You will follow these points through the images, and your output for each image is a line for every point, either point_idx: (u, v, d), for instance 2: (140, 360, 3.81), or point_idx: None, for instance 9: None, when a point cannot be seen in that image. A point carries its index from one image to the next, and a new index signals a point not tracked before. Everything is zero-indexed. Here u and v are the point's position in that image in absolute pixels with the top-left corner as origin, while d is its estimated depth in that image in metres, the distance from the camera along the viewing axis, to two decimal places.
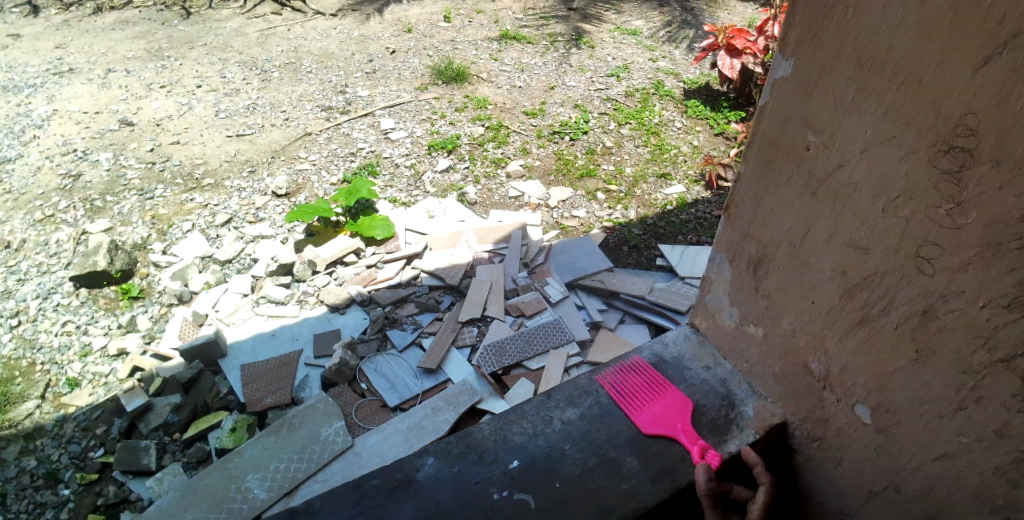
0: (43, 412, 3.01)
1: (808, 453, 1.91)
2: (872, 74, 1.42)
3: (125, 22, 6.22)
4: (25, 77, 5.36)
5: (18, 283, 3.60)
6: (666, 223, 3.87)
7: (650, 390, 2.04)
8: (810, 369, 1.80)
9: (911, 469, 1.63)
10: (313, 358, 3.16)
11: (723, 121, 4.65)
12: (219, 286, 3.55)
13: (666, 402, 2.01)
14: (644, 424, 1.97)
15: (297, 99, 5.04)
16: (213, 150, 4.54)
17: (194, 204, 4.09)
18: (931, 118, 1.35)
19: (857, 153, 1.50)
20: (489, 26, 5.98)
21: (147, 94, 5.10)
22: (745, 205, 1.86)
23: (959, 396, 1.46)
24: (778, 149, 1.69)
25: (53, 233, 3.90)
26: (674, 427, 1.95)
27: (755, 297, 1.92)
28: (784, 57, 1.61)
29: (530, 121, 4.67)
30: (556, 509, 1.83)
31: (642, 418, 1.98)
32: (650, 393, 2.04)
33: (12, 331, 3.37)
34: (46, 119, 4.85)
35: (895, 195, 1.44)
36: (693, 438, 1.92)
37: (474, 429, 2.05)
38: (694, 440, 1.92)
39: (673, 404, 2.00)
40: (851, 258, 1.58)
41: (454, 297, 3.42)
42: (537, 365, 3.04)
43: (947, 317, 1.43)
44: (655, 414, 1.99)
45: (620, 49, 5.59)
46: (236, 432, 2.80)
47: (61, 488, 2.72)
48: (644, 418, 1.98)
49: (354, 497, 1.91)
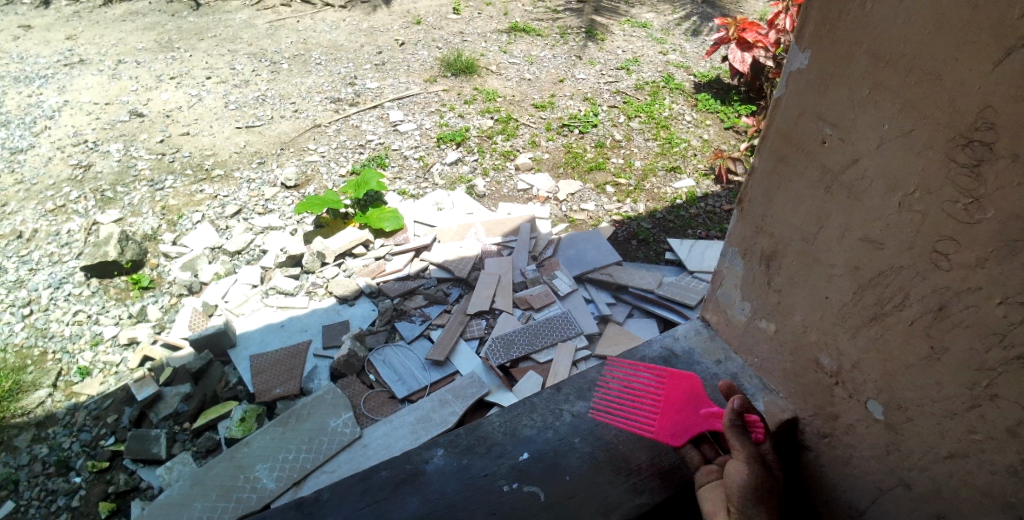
0: (54, 401, 3.04)
1: (817, 450, 1.89)
2: (887, 68, 1.41)
3: (135, 13, 6.23)
4: (36, 68, 5.39)
5: (30, 273, 3.63)
6: (675, 217, 3.85)
7: (650, 395, 1.99)
8: (821, 364, 1.79)
9: (922, 467, 1.62)
10: (322, 350, 3.17)
11: (734, 115, 4.62)
12: (228, 277, 3.56)
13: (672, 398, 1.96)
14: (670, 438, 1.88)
15: (306, 91, 5.04)
16: (222, 141, 4.54)
17: (204, 195, 4.11)
18: (947, 114, 1.33)
19: (872, 148, 1.48)
20: (499, 18, 5.95)
21: (158, 85, 5.12)
22: (758, 200, 1.84)
23: (973, 394, 1.45)
24: (792, 143, 1.68)
25: (64, 224, 3.92)
26: (696, 422, 1.88)
27: (766, 292, 1.90)
28: (800, 50, 1.59)
29: (539, 114, 4.65)
30: (562, 503, 1.83)
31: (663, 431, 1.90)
32: (652, 396, 1.98)
33: (24, 320, 3.39)
34: (57, 110, 4.87)
35: (911, 190, 1.43)
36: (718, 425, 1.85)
37: (482, 422, 2.05)
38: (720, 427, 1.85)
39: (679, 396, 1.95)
40: (864, 254, 1.57)
41: (463, 290, 3.43)
42: (545, 358, 3.04)
43: (961, 314, 1.41)
44: (673, 419, 1.91)
45: (631, 42, 5.56)
46: (245, 422, 2.81)
47: (72, 475, 2.75)
48: (666, 428, 1.90)
49: (361, 489, 1.93)
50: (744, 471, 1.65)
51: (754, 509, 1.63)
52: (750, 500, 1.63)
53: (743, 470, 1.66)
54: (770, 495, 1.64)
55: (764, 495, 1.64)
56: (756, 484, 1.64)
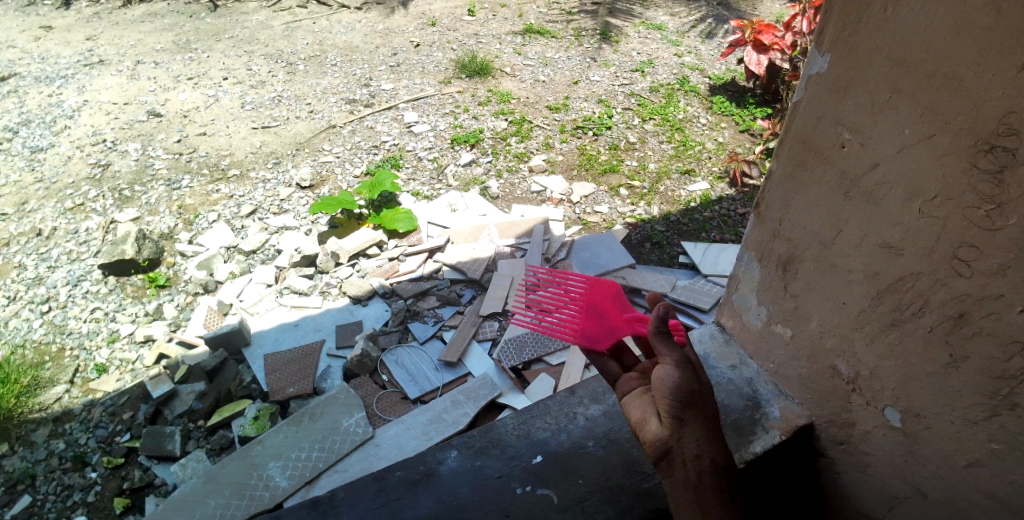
0: (72, 397, 3.07)
1: (832, 457, 1.86)
2: (909, 72, 1.39)
3: (153, 14, 6.30)
4: (57, 68, 5.46)
5: (49, 270, 3.68)
6: (690, 220, 3.83)
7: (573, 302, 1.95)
8: (838, 371, 1.76)
9: (940, 475, 1.60)
10: (335, 350, 3.18)
11: (749, 118, 4.60)
12: (243, 276, 3.59)
13: (592, 301, 1.90)
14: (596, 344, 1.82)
15: (321, 92, 5.07)
16: (238, 142, 4.58)
17: (220, 194, 4.14)
18: (969, 118, 1.31)
19: (893, 153, 1.47)
20: (513, 21, 5.96)
21: (175, 85, 5.17)
22: (775, 204, 1.82)
23: (993, 403, 1.43)
24: (810, 147, 1.66)
25: (83, 222, 3.97)
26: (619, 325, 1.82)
27: (783, 297, 1.87)
28: (819, 54, 1.57)
29: (553, 116, 4.65)
30: (576, 506, 1.83)
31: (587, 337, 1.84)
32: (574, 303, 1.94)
33: (43, 317, 3.44)
34: (76, 110, 4.93)
35: (931, 196, 1.41)
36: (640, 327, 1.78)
37: (496, 423, 2.05)
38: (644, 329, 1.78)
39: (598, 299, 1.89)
40: (882, 259, 1.54)
41: (475, 291, 3.43)
42: (558, 361, 3.04)
43: (981, 321, 1.39)
44: (598, 325, 1.85)
45: (645, 44, 5.54)
46: (258, 420, 2.82)
47: (88, 471, 2.78)
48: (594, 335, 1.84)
49: (375, 489, 1.94)
50: (672, 370, 1.54)
51: (684, 411, 1.51)
52: (679, 403, 1.52)
53: (671, 370, 1.54)
54: (699, 398, 1.54)
55: (693, 397, 1.53)
56: (687, 385, 1.53)
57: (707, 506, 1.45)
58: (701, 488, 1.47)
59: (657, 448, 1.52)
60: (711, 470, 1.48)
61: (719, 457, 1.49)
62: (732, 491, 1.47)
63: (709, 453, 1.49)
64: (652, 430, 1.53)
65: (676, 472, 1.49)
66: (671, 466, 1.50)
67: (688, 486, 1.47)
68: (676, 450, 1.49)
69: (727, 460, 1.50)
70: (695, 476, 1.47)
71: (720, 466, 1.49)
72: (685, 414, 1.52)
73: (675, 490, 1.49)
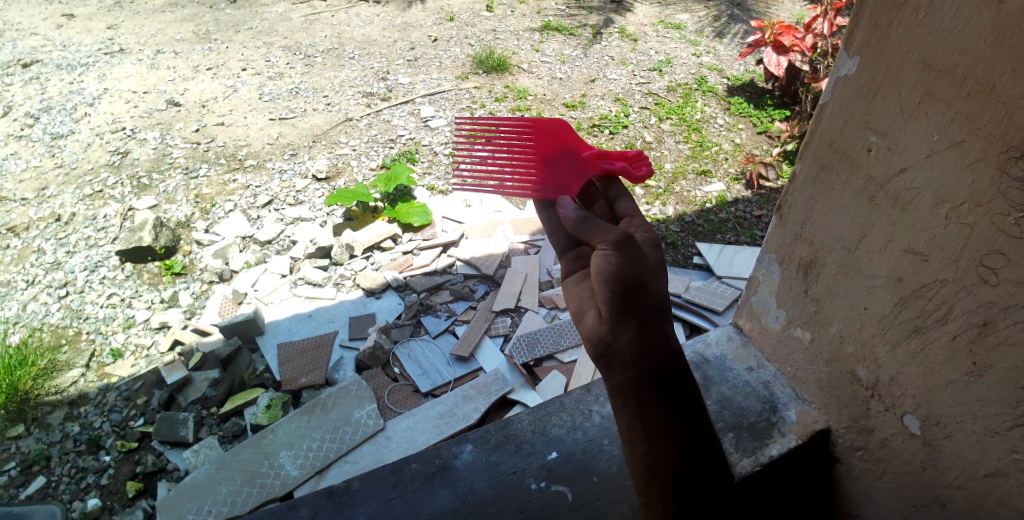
0: (87, 381, 3.10)
1: (849, 463, 1.85)
2: (940, 78, 1.38)
3: (173, 4, 6.34)
4: (77, 56, 5.52)
5: (67, 256, 3.72)
6: (704, 221, 3.81)
7: (519, 142, 1.77)
8: (857, 377, 1.75)
9: (959, 485, 1.58)
10: (348, 341, 3.19)
11: (767, 119, 4.57)
12: (259, 266, 3.61)
13: (544, 149, 1.72)
14: (550, 195, 1.65)
15: (339, 84, 5.08)
16: (255, 132, 4.60)
17: (236, 184, 4.17)
18: (1002, 125, 1.30)
19: (920, 159, 1.45)
20: (532, 17, 5.95)
21: (194, 75, 5.21)
22: (798, 208, 1.80)
23: (1016, 413, 1.41)
24: (837, 150, 1.64)
25: (101, 208, 4.01)
26: (578, 171, 1.64)
27: (803, 301, 1.86)
28: (848, 56, 1.55)
29: (570, 113, 4.64)
30: (590, 505, 1.84)
31: (538, 190, 1.68)
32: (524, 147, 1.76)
33: (60, 302, 3.48)
34: (97, 97, 4.99)
35: (960, 202, 1.40)
36: (601, 165, 1.59)
37: (511, 419, 2.06)
38: (605, 169, 1.59)
39: (551, 142, 1.71)
40: (907, 266, 1.53)
41: (489, 287, 3.45)
42: (570, 358, 3.02)
43: (1007, 330, 1.38)
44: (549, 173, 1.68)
45: (664, 43, 5.52)
46: (271, 409, 2.85)
47: (102, 454, 2.81)
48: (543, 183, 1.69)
49: (391, 481, 1.95)
50: (609, 259, 1.30)
51: (625, 304, 1.30)
52: (618, 297, 1.30)
53: (608, 257, 1.30)
54: (646, 291, 1.31)
55: (633, 288, 1.30)
56: (628, 274, 1.29)
57: (649, 427, 1.28)
58: (645, 401, 1.29)
59: (594, 345, 1.33)
60: (654, 375, 1.30)
61: (665, 360, 1.30)
62: (677, 408, 1.30)
63: (654, 354, 1.30)
64: (589, 324, 1.34)
65: (615, 376, 1.31)
66: (611, 368, 1.32)
67: (627, 396, 1.30)
68: (615, 351, 1.31)
69: (676, 365, 1.31)
70: (634, 384, 1.29)
71: (666, 372, 1.30)
72: (627, 307, 1.30)
73: (612, 397, 1.32)
